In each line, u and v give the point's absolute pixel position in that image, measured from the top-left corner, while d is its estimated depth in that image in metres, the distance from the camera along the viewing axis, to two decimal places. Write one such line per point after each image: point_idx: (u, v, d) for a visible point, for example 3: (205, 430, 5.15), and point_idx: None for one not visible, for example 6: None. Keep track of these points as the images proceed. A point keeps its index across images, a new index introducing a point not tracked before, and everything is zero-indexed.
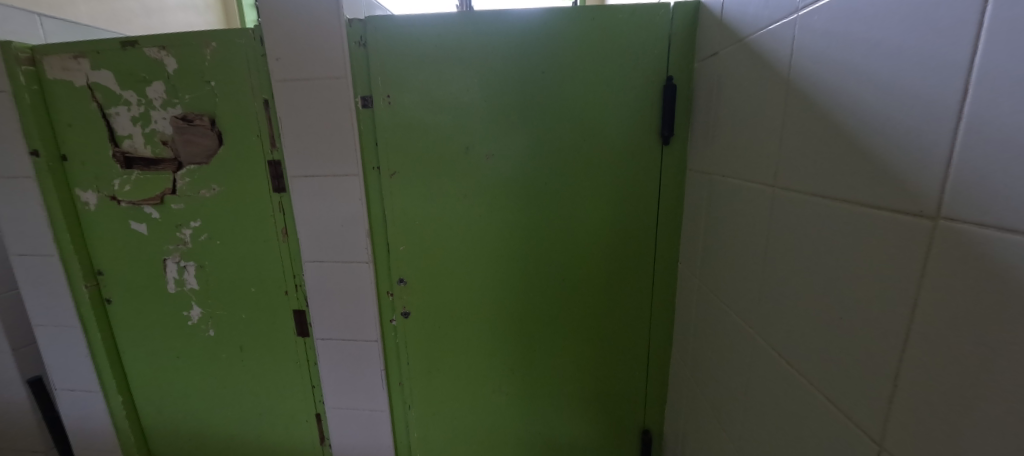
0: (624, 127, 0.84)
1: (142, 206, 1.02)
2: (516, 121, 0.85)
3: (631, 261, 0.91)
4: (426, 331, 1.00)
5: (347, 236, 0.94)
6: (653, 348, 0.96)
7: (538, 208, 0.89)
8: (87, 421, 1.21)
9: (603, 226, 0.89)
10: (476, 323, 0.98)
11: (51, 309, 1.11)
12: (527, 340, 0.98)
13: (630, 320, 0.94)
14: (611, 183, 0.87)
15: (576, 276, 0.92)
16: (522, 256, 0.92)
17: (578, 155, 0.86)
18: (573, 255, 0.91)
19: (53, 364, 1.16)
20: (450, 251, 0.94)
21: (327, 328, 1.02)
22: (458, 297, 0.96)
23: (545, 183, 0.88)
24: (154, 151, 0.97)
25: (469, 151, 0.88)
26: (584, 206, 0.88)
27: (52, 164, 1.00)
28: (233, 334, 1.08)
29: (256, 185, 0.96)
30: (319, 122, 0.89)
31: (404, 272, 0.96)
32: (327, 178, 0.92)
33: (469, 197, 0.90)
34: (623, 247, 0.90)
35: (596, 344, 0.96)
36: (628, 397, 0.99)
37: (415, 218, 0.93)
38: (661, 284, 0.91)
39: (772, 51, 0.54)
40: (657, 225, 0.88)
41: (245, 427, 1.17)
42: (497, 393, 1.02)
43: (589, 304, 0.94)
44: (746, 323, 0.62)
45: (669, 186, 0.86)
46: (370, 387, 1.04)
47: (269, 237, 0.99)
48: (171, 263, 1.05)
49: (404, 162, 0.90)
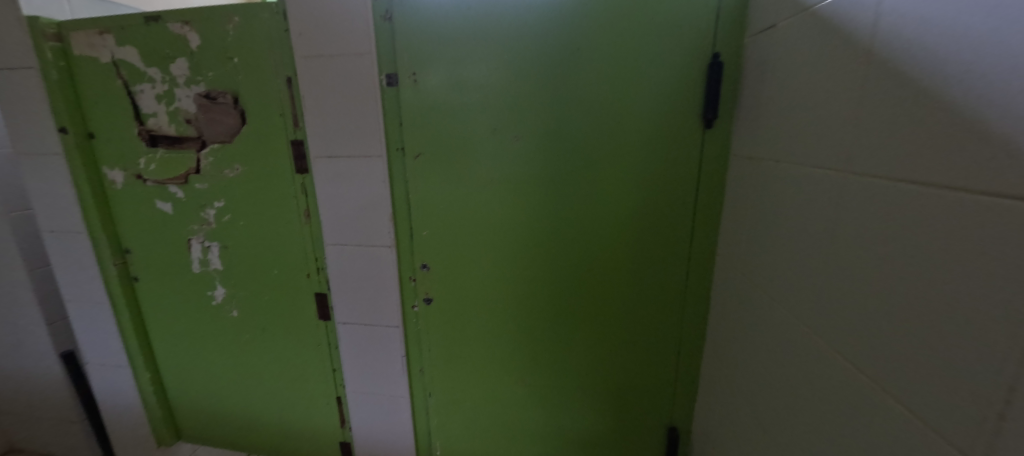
0: (664, 109, 0.78)
1: (166, 185, 1.02)
2: (547, 104, 0.81)
3: (665, 253, 0.86)
4: (448, 318, 0.97)
5: (370, 219, 0.92)
6: (683, 345, 0.91)
7: (568, 195, 0.85)
8: (116, 395, 1.25)
9: (637, 216, 0.85)
10: (498, 313, 0.95)
11: (82, 285, 1.13)
12: (553, 334, 0.95)
13: (661, 314, 0.90)
14: (646, 169, 0.82)
15: (607, 268, 0.89)
16: (550, 245, 0.89)
17: (614, 140, 0.81)
18: (605, 247, 0.87)
19: (84, 338, 1.19)
20: (474, 236, 0.91)
21: (348, 313, 1.01)
22: (480, 283, 0.94)
23: (575, 168, 0.83)
24: (179, 129, 0.96)
25: (496, 134, 0.84)
26: (616, 194, 0.84)
27: (80, 141, 1.01)
28: (255, 316, 1.09)
29: (279, 166, 0.94)
30: (343, 101, 0.86)
31: (427, 258, 0.94)
32: (350, 160, 0.89)
33: (497, 183, 0.86)
34: (656, 237, 0.85)
35: (624, 338, 0.93)
36: (655, 392, 0.95)
37: (438, 202, 0.90)
38: (695, 278, 0.87)
39: (851, 20, 0.48)
40: (694, 215, 0.83)
41: (266, 408, 1.18)
42: (517, 383, 0.99)
43: (618, 297, 0.90)
44: (800, 322, 0.58)
45: (710, 172, 0.80)
46: (391, 372, 1.03)
47: (291, 218, 0.98)
48: (195, 243, 1.05)
49: (430, 145, 0.87)
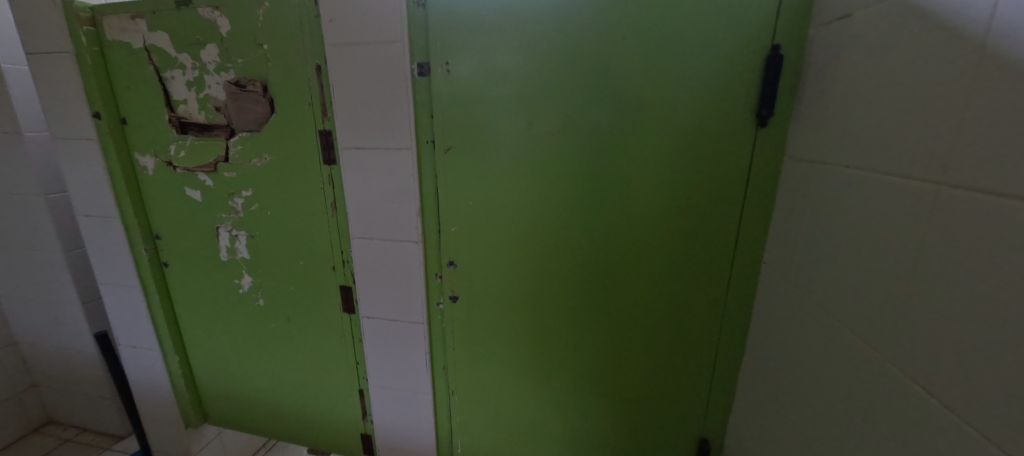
0: (714, 106, 0.73)
1: (196, 173, 1.02)
2: (587, 98, 0.77)
3: (707, 259, 0.81)
4: (474, 317, 0.95)
5: (397, 213, 0.90)
6: (720, 356, 0.87)
7: (605, 195, 0.81)
8: (147, 376, 1.28)
9: (678, 220, 0.80)
10: (525, 314, 0.92)
11: (115, 269, 1.16)
12: (582, 338, 0.91)
13: (699, 323, 0.85)
14: (690, 170, 0.76)
15: (642, 273, 0.84)
16: (584, 246, 0.85)
17: (657, 138, 0.76)
18: (642, 251, 0.83)
19: (117, 320, 1.22)
20: (504, 234, 0.87)
21: (373, 307, 1.00)
22: (508, 283, 0.91)
23: (613, 167, 0.79)
24: (208, 117, 0.95)
25: (531, 129, 0.80)
26: (656, 195, 0.79)
27: (113, 126, 1.02)
28: (281, 306, 1.08)
29: (306, 156, 0.92)
30: (373, 91, 0.83)
31: (454, 255, 0.91)
32: (379, 152, 0.87)
33: (530, 180, 0.83)
34: (698, 242, 0.80)
35: (657, 345, 0.89)
36: (688, 403, 0.91)
37: (468, 198, 0.86)
38: (738, 287, 0.81)
39: (956, 11, 0.43)
40: (741, 221, 0.77)
41: (289, 397, 1.19)
42: (543, 385, 0.97)
43: (653, 302, 0.86)
44: (866, 344, 0.53)
45: (762, 175, 0.74)
46: (414, 368, 1.02)
47: (317, 209, 0.96)
48: (223, 231, 1.05)
49: (461, 139, 0.83)
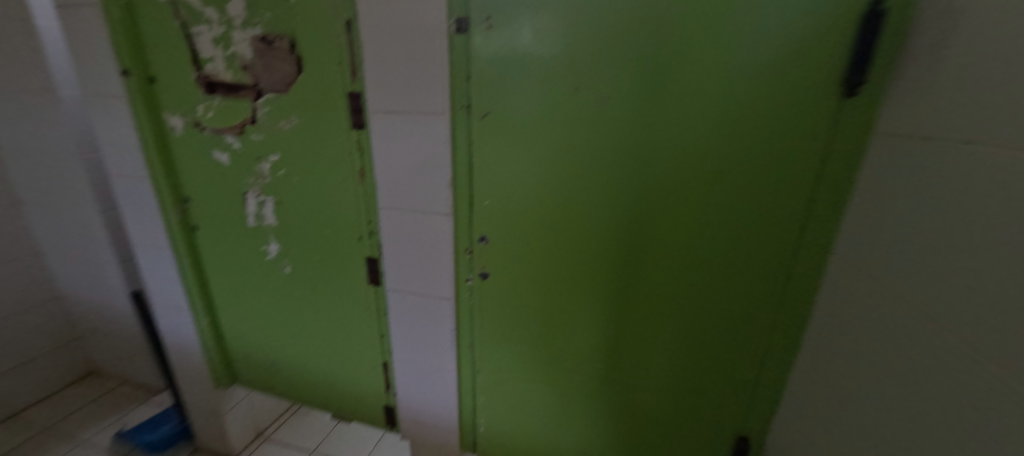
0: (792, 72, 0.62)
1: (223, 135, 0.99)
2: (642, 63, 0.68)
3: (764, 248, 0.73)
4: (504, 296, 0.91)
5: (428, 184, 0.85)
6: (769, 354, 0.79)
7: (654, 173, 0.73)
8: (180, 336, 1.31)
9: (736, 204, 0.71)
10: (558, 296, 0.87)
11: (148, 230, 1.16)
12: (618, 324, 0.86)
13: (748, 317, 0.78)
14: (754, 148, 0.67)
15: (689, 259, 0.77)
16: (627, 228, 0.78)
17: (720, 109, 0.67)
18: (691, 235, 0.75)
19: (151, 280, 1.25)
20: (541, 210, 0.81)
21: (400, 280, 0.97)
22: (541, 263, 0.85)
23: (666, 141, 0.71)
24: (235, 76, 0.92)
25: (577, 97, 0.73)
26: (712, 175, 0.71)
27: (142, 85, 1.00)
28: (307, 275, 1.07)
29: (335, 119, 0.88)
30: (407, 50, 0.77)
31: (486, 230, 0.86)
32: (411, 117, 0.81)
33: (572, 154, 0.76)
34: (756, 228, 0.72)
35: (698, 338, 0.82)
36: (729, 401, 0.85)
37: (503, 170, 0.80)
38: (799, 281, 0.73)
39: None
40: (810, 206, 0.68)
41: (314, 365, 1.19)
42: (572, 370, 0.92)
43: (698, 292, 0.79)
44: (979, 352, 0.46)
45: (841, 154, 0.64)
46: (440, 344, 1.00)
47: (345, 177, 0.92)
48: (250, 196, 1.03)
49: (500, 105, 0.77)
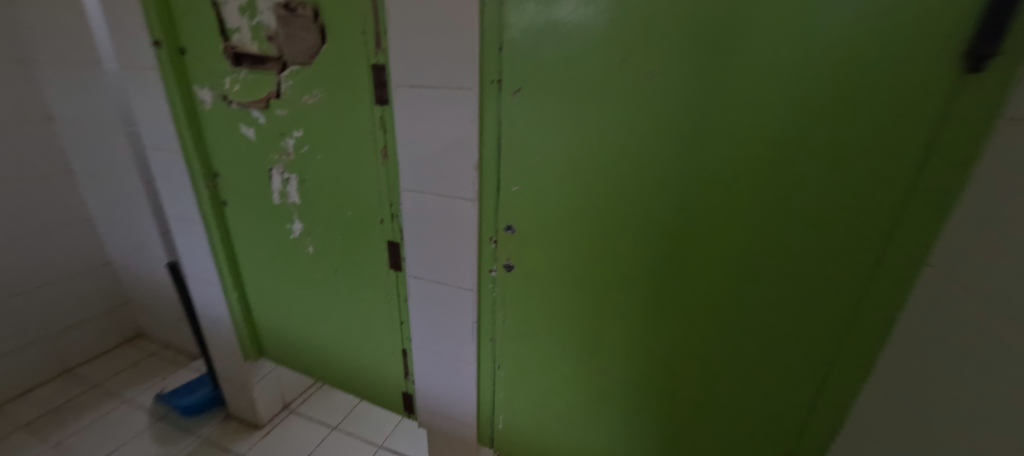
0: (892, 44, 0.49)
1: (249, 109, 0.97)
2: (699, 32, 0.57)
3: (833, 262, 0.60)
4: (528, 291, 0.84)
5: (453, 166, 0.79)
6: (826, 385, 0.67)
7: (703, 167, 0.62)
8: (211, 308, 1.34)
9: (802, 208, 0.59)
10: (585, 297, 0.79)
11: (181, 203, 1.18)
12: (649, 336, 0.76)
13: (806, 340, 0.66)
14: (832, 139, 0.55)
15: (738, 269, 0.66)
16: (666, 228, 0.68)
17: (792, 91, 0.55)
18: (744, 241, 0.64)
19: (184, 253, 1.27)
20: (571, 202, 0.73)
21: (421, 267, 0.92)
22: (569, 259, 0.77)
23: (720, 128, 0.59)
24: (260, 47, 0.88)
25: (618, 73, 0.63)
26: (774, 172, 0.59)
27: (172, 56, 0.98)
28: (329, 255, 1.04)
29: (358, 94, 0.83)
30: (434, 18, 0.70)
31: (512, 219, 0.79)
32: (437, 92, 0.75)
33: (608, 139, 0.67)
34: (826, 237, 0.59)
35: (742, 359, 0.71)
36: (773, 428, 0.74)
37: (534, 154, 0.73)
38: (875, 303, 0.60)
39: None
40: (899, 214, 0.55)
41: (335, 346, 1.18)
42: (596, 377, 0.84)
43: (746, 308, 0.68)
44: None
45: (948, 150, 0.51)
46: (460, 336, 0.95)
47: (367, 156, 0.88)
48: (275, 173, 1.01)
49: (533, 81, 0.68)
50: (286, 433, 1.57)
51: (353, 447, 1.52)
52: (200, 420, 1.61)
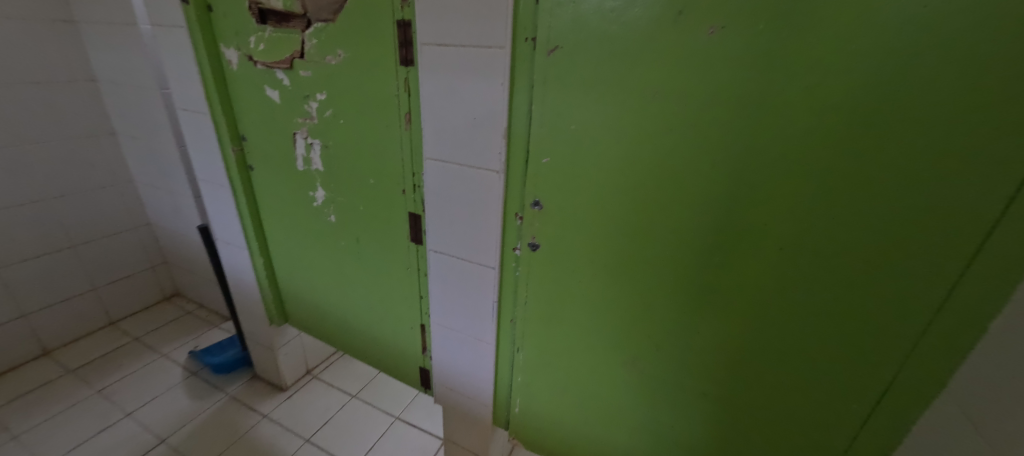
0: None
1: (274, 70, 0.94)
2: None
3: (911, 262, 0.51)
4: (553, 273, 0.79)
5: (479, 134, 0.74)
6: (885, 402, 0.59)
7: (759, 143, 0.53)
8: (239, 271, 1.36)
9: (877, 195, 0.50)
10: (613, 282, 0.73)
11: (210, 166, 1.18)
12: (679, 328, 0.70)
13: (863, 350, 0.57)
14: (924, 113, 0.45)
15: (790, 262, 0.57)
16: (709, 212, 0.60)
17: (881, 53, 0.45)
18: (801, 231, 0.55)
19: (214, 217, 1.29)
20: (604, 178, 0.66)
21: (443, 241, 0.88)
22: (598, 241, 0.71)
23: (784, 98, 0.50)
24: (285, 3, 0.84)
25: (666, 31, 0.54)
26: (845, 151, 0.49)
27: (200, 13, 0.96)
28: (351, 225, 1.02)
29: (383, 55, 0.78)
30: None
31: (541, 194, 0.73)
32: (465, 51, 0.69)
33: (649, 107, 0.59)
34: (905, 231, 0.50)
35: (785, 364, 0.63)
36: (815, 441, 0.66)
37: (568, 123, 0.66)
38: (957, 311, 0.51)
39: None
40: (1005, 208, 0.45)
41: (355, 316, 1.18)
42: (620, 368, 0.79)
43: (795, 307, 0.59)
44: None
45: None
46: (480, 315, 0.91)
47: (391, 122, 0.83)
48: (299, 138, 0.99)
49: (570, 40, 0.61)
50: (308, 397, 1.61)
51: (372, 416, 1.54)
52: (230, 378, 1.68)
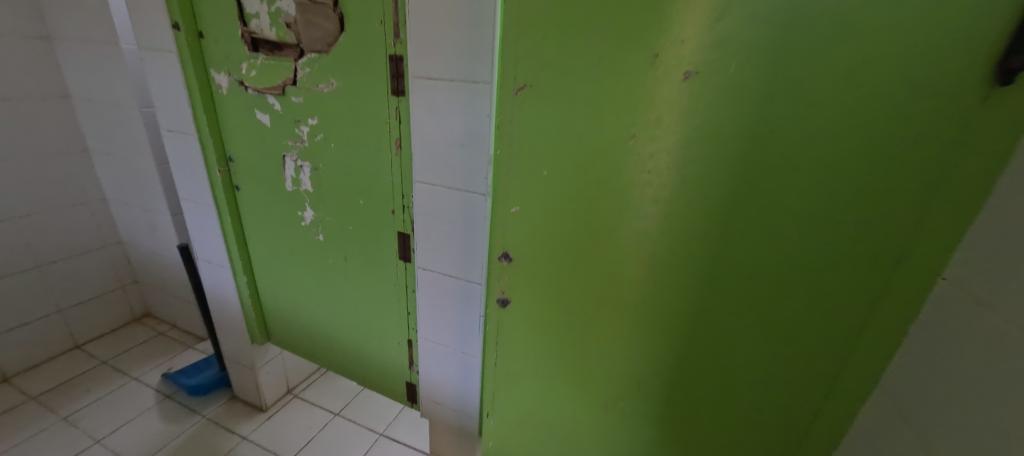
0: (949, 26, 0.40)
1: (265, 95, 0.97)
2: (735, 10, 0.45)
3: (848, 281, 0.52)
4: (523, 327, 0.74)
5: (465, 160, 0.79)
6: (817, 420, 0.62)
7: (717, 168, 0.52)
8: (220, 290, 1.36)
9: (804, 235, 0.52)
10: (566, 326, 0.70)
11: (194, 186, 1.19)
12: (635, 362, 0.68)
13: (800, 376, 0.59)
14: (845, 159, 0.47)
15: (739, 293, 0.57)
16: (670, 237, 0.58)
17: (833, 80, 0.44)
18: (755, 254, 0.54)
19: (196, 236, 1.29)
20: (556, 223, 0.63)
21: (430, 259, 0.92)
22: (556, 289, 0.68)
23: (743, 124, 0.49)
24: (278, 34, 0.88)
25: (630, 54, 0.51)
26: (776, 195, 0.51)
27: (190, 39, 0.99)
28: (339, 243, 1.05)
29: (375, 84, 0.83)
30: (453, 9, 0.70)
31: (508, 247, 0.69)
32: (453, 85, 0.75)
33: (609, 132, 0.55)
34: (848, 251, 0.51)
35: (741, 385, 0.63)
36: None
37: (534, 170, 0.61)
38: (883, 320, 0.54)
39: None
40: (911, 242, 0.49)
41: (342, 333, 1.20)
42: (578, 411, 0.76)
43: (739, 341, 0.60)
44: None
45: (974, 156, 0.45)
46: (466, 329, 0.96)
47: (381, 146, 0.88)
48: (288, 160, 1.02)
49: (528, 64, 0.56)
50: (290, 417, 1.59)
51: (356, 433, 1.54)
52: (207, 400, 1.64)
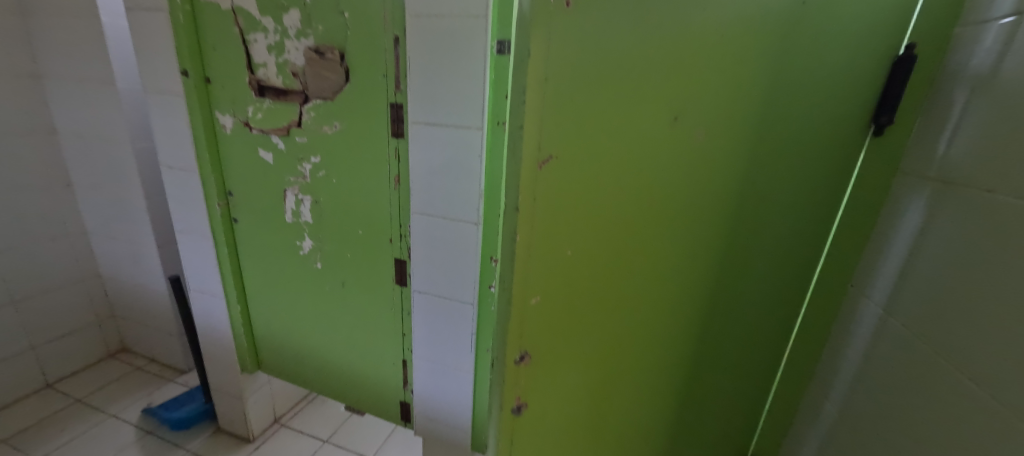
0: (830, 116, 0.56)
1: (269, 135, 1.05)
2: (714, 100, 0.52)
3: (779, 294, 0.68)
4: (541, 429, 0.61)
5: (459, 193, 0.90)
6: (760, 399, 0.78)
7: (702, 225, 0.59)
8: (211, 319, 1.38)
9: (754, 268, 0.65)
10: (581, 404, 0.63)
11: (191, 219, 1.24)
12: (642, 408, 0.70)
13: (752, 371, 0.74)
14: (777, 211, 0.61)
15: (716, 322, 0.67)
16: (677, 271, 0.61)
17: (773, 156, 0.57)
18: (731, 280, 0.65)
19: (190, 267, 1.33)
20: (576, 302, 0.56)
21: (427, 282, 1.01)
22: (576, 371, 0.60)
23: (722, 189, 0.57)
24: (285, 81, 0.98)
25: (650, 125, 0.50)
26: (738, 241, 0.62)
27: (198, 84, 1.07)
28: (337, 270, 1.12)
29: (376, 127, 0.93)
30: (448, 67, 0.82)
31: (526, 346, 0.55)
32: (449, 129, 0.86)
33: (623, 202, 0.53)
34: (782, 267, 0.66)
35: (717, 382, 0.73)
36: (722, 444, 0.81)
37: (557, 252, 0.52)
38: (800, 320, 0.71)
39: None
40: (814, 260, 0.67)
41: (336, 357, 1.25)
42: None
43: (714, 358, 0.71)
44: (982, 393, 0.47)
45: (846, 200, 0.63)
46: (459, 346, 1.04)
47: (381, 181, 0.97)
48: (289, 194, 1.09)
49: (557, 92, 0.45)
50: (277, 446, 1.59)
51: None
52: (190, 434, 1.62)
